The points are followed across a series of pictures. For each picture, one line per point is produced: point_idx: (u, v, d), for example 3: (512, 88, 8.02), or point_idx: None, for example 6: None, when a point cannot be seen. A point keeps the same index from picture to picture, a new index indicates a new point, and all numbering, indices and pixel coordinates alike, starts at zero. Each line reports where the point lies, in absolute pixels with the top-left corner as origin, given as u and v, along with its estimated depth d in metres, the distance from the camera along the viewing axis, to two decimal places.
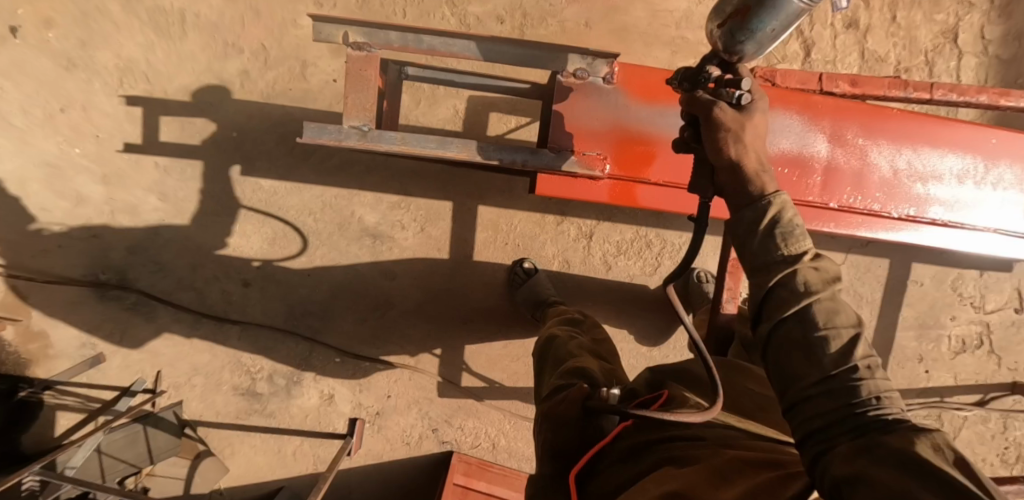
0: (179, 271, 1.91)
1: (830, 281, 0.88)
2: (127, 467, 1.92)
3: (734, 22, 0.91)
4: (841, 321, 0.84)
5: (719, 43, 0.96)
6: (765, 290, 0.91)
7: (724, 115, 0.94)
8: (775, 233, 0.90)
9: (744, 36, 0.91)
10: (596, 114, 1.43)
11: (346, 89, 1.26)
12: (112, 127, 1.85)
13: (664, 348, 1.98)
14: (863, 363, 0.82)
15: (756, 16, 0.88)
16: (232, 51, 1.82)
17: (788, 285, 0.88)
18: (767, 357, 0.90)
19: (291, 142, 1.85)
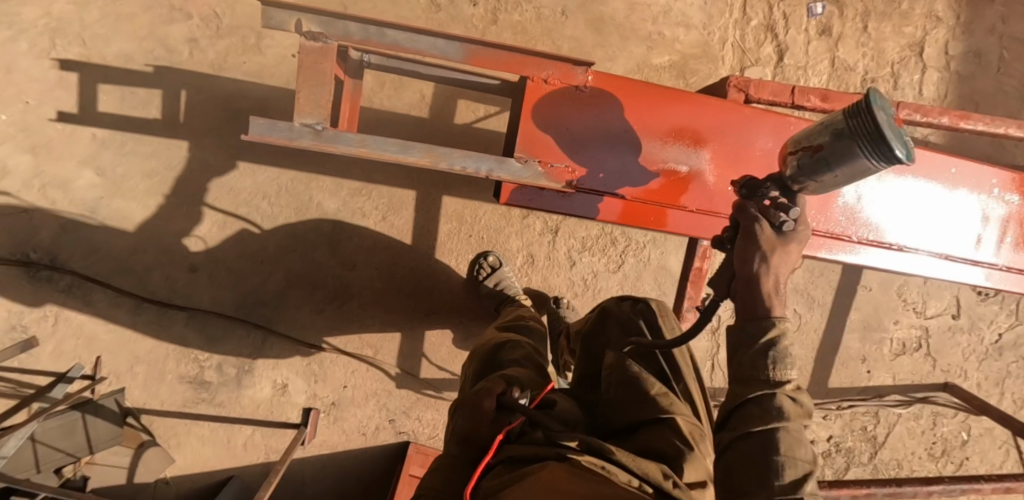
0: (118, 253, 1.79)
1: (803, 416, 0.82)
2: (64, 457, 1.80)
3: (804, 157, 0.84)
4: (798, 449, 0.80)
5: (789, 170, 0.88)
6: (737, 402, 0.85)
7: (763, 235, 0.85)
8: (768, 353, 0.83)
9: (811, 172, 0.85)
10: (567, 123, 1.34)
11: (300, 85, 1.17)
12: (41, 93, 1.68)
13: None
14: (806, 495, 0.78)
15: (825, 158, 0.81)
16: (180, 16, 1.68)
17: (757, 401, 0.83)
18: (721, 468, 0.84)
19: (246, 120, 1.74)
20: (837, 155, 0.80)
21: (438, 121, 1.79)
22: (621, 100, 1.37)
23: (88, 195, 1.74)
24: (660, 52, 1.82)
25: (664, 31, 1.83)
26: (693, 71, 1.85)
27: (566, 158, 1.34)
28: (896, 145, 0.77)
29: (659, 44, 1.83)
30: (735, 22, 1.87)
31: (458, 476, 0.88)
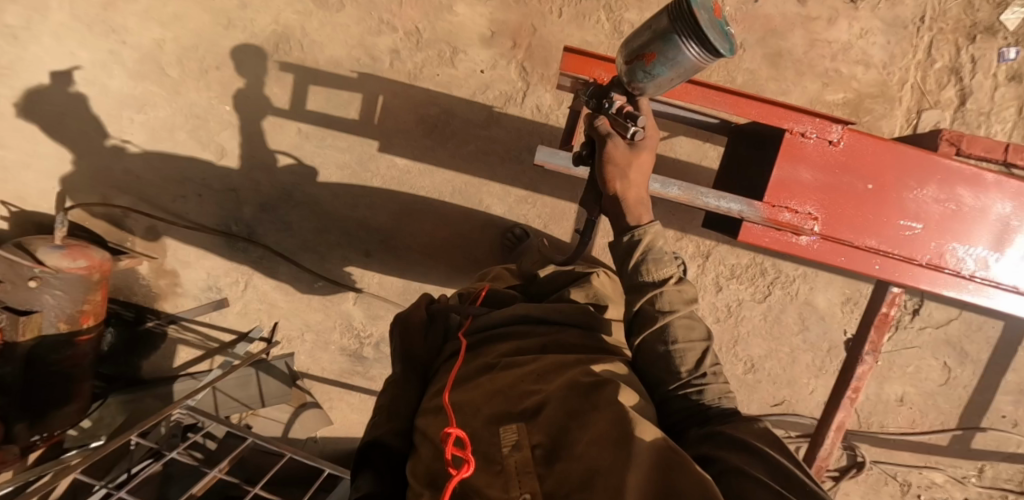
0: (305, 233, 2.01)
1: (687, 302, 1.14)
2: (238, 405, 2.09)
3: (637, 64, 1.03)
4: (690, 339, 1.11)
5: (624, 77, 1.07)
6: (633, 312, 1.16)
7: (615, 150, 1.11)
8: (644, 261, 1.14)
9: (644, 76, 1.03)
10: None
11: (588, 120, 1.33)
12: (261, 89, 1.92)
13: (759, 373, 1.99)
14: (708, 371, 1.09)
15: (655, 64, 0.99)
16: (386, 28, 1.86)
17: (652, 301, 1.13)
18: (637, 363, 1.16)
19: (430, 125, 1.90)
20: (661, 57, 0.98)
21: None
22: None
23: (288, 181, 1.98)
24: (836, 89, 1.84)
25: (843, 68, 1.83)
26: (866, 110, 1.85)
27: None
28: (707, 48, 0.93)
29: (836, 80, 1.84)
30: (919, 63, 1.82)
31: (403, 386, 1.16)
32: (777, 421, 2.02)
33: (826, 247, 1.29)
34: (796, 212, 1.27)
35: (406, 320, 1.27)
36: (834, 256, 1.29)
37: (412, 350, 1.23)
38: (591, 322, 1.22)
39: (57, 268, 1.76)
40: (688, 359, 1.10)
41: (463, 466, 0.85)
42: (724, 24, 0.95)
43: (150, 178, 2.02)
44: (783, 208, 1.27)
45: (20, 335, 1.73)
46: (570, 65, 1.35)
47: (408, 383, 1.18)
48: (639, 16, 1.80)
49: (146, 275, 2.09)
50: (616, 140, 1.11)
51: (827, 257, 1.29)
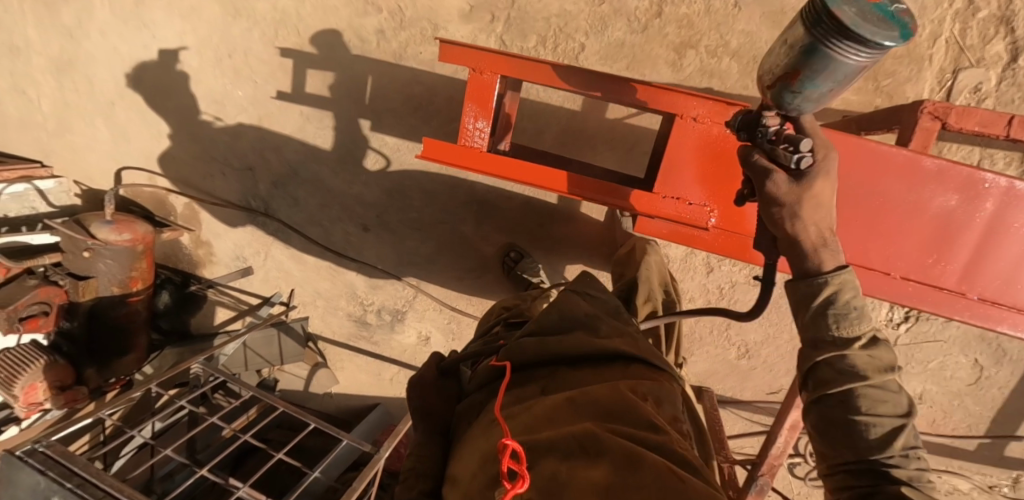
0: (311, 207, 2.17)
1: (884, 369, 0.93)
2: (262, 362, 2.35)
3: (783, 85, 0.94)
4: (889, 407, 0.91)
5: (772, 100, 0.97)
6: (808, 365, 0.97)
7: (777, 188, 0.95)
8: (828, 313, 0.94)
9: (791, 92, 0.93)
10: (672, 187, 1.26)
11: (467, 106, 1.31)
12: (268, 75, 2.06)
13: (753, 361, 1.88)
14: (902, 453, 0.90)
15: (804, 80, 0.90)
16: (371, 9, 1.89)
17: (833, 364, 0.94)
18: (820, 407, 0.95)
19: (417, 103, 1.94)
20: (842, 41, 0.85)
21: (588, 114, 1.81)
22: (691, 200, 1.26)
23: (294, 160, 2.13)
24: None
25: None
26: (887, 73, 1.62)
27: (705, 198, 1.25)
28: (885, 33, 0.83)
29: None
30: (957, 14, 1.55)
31: (431, 448, 1.13)
32: (773, 408, 1.94)
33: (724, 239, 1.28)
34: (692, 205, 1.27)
35: (421, 378, 1.24)
36: (734, 249, 1.28)
37: (428, 405, 1.20)
38: (592, 345, 1.16)
39: (106, 241, 2.04)
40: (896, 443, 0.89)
41: (519, 479, 0.86)
42: (888, 9, 0.86)
43: (184, 159, 2.27)
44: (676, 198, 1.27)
45: (79, 296, 2.04)
46: (451, 55, 1.31)
47: (430, 443, 1.14)
48: None
49: (187, 245, 2.38)
50: (779, 179, 0.96)
51: (728, 250, 1.28)
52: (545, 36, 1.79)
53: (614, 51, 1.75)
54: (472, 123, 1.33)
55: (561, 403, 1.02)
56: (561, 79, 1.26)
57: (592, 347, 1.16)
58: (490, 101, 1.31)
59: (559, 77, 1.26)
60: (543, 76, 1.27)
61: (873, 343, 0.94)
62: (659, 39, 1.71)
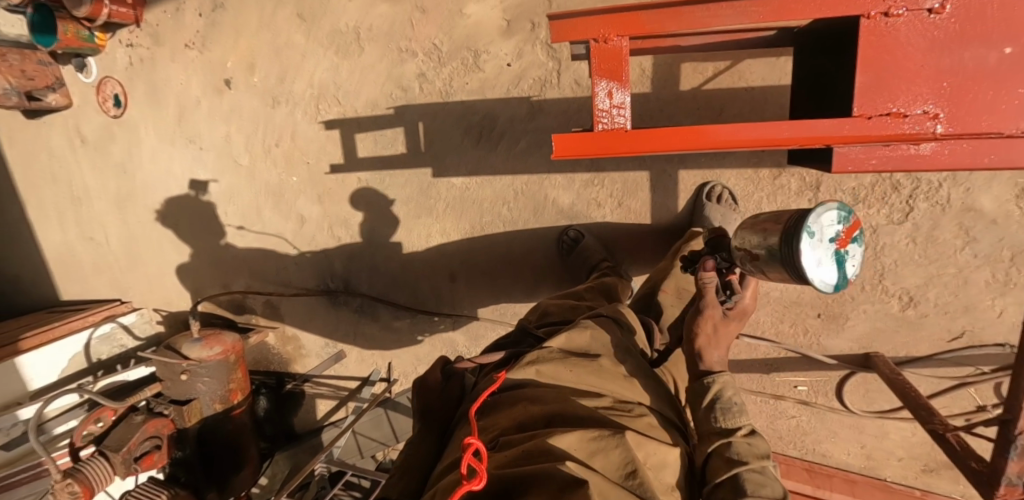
0: (391, 272, 2.08)
1: (761, 456, 0.93)
2: (377, 445, 2.21)
3: (746, 256, 1.07)
4: (743, 445, 0.94)
5: (739, 260, 1.09)
6: (706, 456, 0.99)
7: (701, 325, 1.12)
8: (715, 407, 1.03)
9: (768, 268, 1.02)
10: (881, 102, 0.97)
11: (599, 83, 1.11)
12: (318, 152, 2.02)
13: (922, 306, 1.67)
14: (757, 460, 0.91)
15: (758, 265, 1.04)
16: (408, 55, 1.84)
17: (720, 453, 0.96)
18: None
19: (476, 134, 1.85)
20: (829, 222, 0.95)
21: (660, 93, 1.69)
22: (904, 109, 0.97)
23: (363, 228, 2.06)
24: None
25: None
26: None
27: (924, 101, 0.95)
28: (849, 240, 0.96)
29: None
30: None
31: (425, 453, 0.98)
32: (965, 357, 1.67)
33: (961, 147, 0.97)
34: (908, 117, 0.97)
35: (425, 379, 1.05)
36: (971, 158, 0.97)
37: (428, 409, 1.03)
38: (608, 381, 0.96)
39: (201, 359, 1.98)
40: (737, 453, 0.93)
41: (476, 476, 0.76)
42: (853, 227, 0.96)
43: (255, 258, 2.24)
44: (886, 114, 0.97)
45: (186, 421, 1.97)
46: (565, 30, 1.10)
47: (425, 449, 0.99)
48: None
49: (275, 344, 2.32)
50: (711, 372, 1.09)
51: (965, 160, 0.97)
52: None
53: None
54: (608, 102, 1.13)
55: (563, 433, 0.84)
56: (706, 22, 1.02)
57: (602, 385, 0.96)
58: (624, 71, 1.10)
59: (700, 18, 1.01)
60: (682, 21, 1.03)
61: (752, 435, 0.97)
62: None
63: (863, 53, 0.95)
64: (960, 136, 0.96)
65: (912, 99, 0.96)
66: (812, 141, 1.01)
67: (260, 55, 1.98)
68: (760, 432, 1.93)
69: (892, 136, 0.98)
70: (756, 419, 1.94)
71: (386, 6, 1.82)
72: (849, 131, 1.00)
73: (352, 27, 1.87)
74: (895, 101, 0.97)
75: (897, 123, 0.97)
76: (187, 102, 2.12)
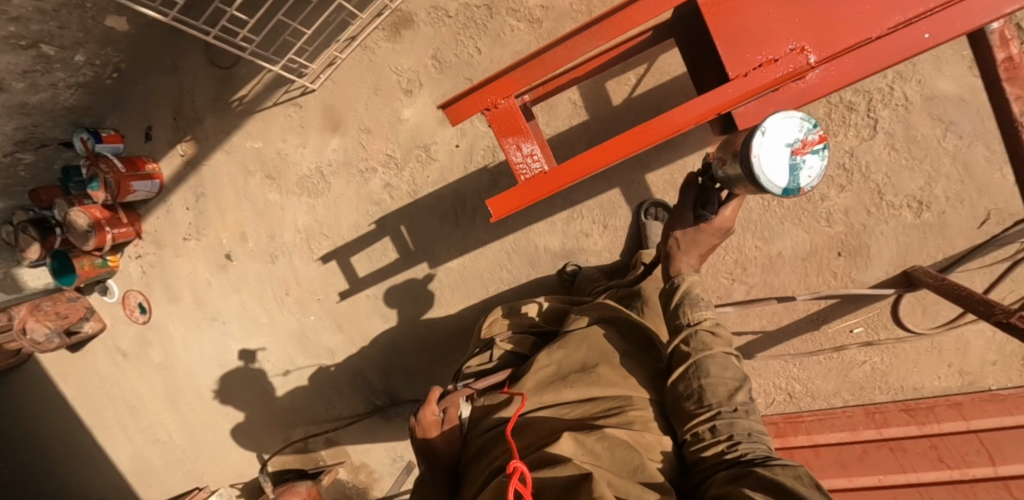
0: (427, 369, 2.13)
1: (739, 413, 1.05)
2: None
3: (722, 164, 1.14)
4: (727, 387, 1.07)
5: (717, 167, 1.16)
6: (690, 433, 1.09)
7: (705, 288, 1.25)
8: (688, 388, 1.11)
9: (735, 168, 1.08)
10: (751, 56, 1.12)
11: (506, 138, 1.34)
12: (324, 286, 2.14)
13: (935, 205, 1.60)
14: (741, 406, 1.05)
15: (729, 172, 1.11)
16: (370, 172, 2.00)
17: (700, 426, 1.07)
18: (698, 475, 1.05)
19: (453, 215, 1.95)
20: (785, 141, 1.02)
21: (600, 114, 1.76)
22: (772, 55, 1.11)
23: (388, 338, 2.13)
24: None
25: None
26: None
27: (786, 43, 1.10)
28: (805, 167, 1.03)
29: None
30: None
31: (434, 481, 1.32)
32: (1009, 236, 1.55)
33: (835, 67, 1.08)
34: (778, 60, 1.10)
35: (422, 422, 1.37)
36: (857, 69, 1.07)
37: (432, 448, 1.35)
38: (603, 390, 1.21)
39: None
40: (722, 396, 1.07)
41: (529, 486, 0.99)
42: (802, 166, 1.03)
43: (303, 403, 2.31)
44: (757, 66, 1.12)
45: None
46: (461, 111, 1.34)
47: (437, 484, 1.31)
48: None
49: (347, 478, 2.35)
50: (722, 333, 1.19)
51: (850, 75, 1.07)
52: None
53: None
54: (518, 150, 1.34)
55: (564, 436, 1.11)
56: (564, 59, 1.23)
57: (597, 391, 1.22)
58: (521, 122, 1.32)
59: (561, 57, 1.24)
60: (548, 66, 1.25)
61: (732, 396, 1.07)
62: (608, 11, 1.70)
63: (717, 24, 1.13)
64: (828, 61, 1.08)
65: (776, 46, 1.11)
66: (701, 118, 1.17)
67: (247, 222, 2.16)
68: (840, 390, 1.81)
69: (772, 81, 1.11)
70: (833, 382, 1.81)
71: (337, 140, 2.01)
72: (735, 89, 1.13)
73: (315, 169, 2.05)
74: (761, 53, 1.11)
75: (770, 70, 1.11)
76: (200, 287, 2.29)
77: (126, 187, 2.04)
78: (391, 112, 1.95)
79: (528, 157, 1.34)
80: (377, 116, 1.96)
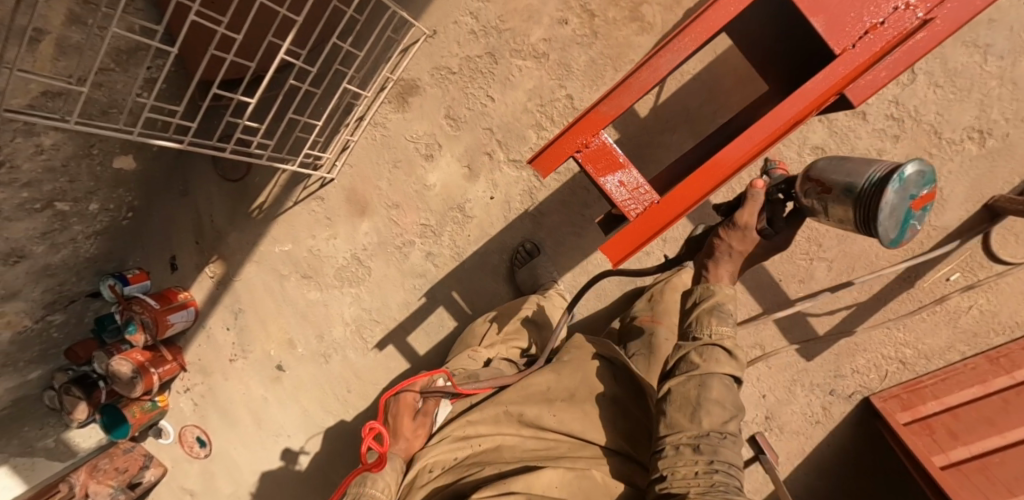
0: None
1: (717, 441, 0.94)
2: None
3: (814, 187, 1.01)
4: (722, 415, 0.95)
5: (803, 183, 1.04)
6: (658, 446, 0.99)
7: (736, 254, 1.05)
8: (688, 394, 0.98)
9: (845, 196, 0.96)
10: (855, 26, 0.99)
11: (606, 180, 1.11)
12: (385, 374, 2.02)
13: (997, 130, 1.54)
14: (729, 436, 0.95)
15: (825, 198, 0.99)
16: (408, 245, 1.94)
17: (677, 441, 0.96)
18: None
19: (504, 267, 1.89)
20: (912, 190, 0.90)
21: (630, 129, 1.72)
22: (875, 19, 0.98)
23: None
24: None
25: None
26: None
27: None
28: (918, 218, 0.94)
29: None
30: None
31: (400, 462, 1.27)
32: None
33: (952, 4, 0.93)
34: (885, 22, 0.97)
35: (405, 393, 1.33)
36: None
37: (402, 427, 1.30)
38: (585, 427, 1.15)
39: None
40: (715, 420, 0.95)
41: None
42: (914, 216, 0.93)
43: None
44: (865, 34, 0.99)
45: None
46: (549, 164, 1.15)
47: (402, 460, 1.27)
48: (544, 27, 1.72)
49: None
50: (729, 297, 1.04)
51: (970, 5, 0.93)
52: (537, 122, 1.78)
53: (595, 73, 1.71)
54: (620, 190, 1.10)
55: (542, 470, 1.06)
56: (652, 81, 1.04)
57: (580, 425, 1.16)
58: (617, 157, 1.10)
59: (646, 78, 1.04)
60: (634, 92, 1.05)
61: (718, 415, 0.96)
62: (613, 27, 1.67)
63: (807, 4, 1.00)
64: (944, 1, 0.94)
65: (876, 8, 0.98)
66: (778, 134, 1.03)
67: (291, 329, 2.07)
68: (957, 343, 1.68)
69: (885, 47, 0.98)
70: (944, 336, 1.69)
71: (367, 222, 1.95)
72: (851, 64, 0.99)
73: (350, 256, 1.98)
74: (864, 21, 0.98)
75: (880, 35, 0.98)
76: (255, 407, 2.16)
77: (164, 322, 1.96)
78: (416, 181, 1.90)
79: (633, 195, 1.10)
80: (403, 188, 1.91)
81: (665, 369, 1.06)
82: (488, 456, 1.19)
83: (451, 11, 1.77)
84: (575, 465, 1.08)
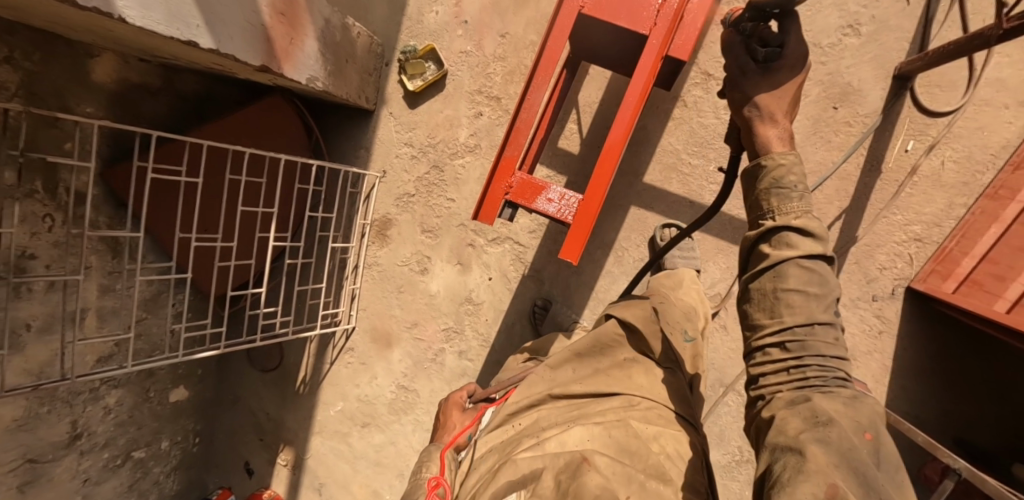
0: None
1: (816, 333, 0.90)
2: None
3: None
4: (806, 304, 0.90)
5: None
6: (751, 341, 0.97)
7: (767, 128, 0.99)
8: (766, 279, 0.94)
9: None
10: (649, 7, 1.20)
11: (535, 203, 1.28)
12: None
13: (864, 20, 1.73)
14: (823, 323, 0.90)
15: None
16: (440, 354, 2.06)
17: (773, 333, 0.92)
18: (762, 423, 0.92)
19: (528, 332, 2.00)
20: None
21: (572, 166, 1.92)
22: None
23: None
24: None
25: None
26: None
27: None
28: None
29: None
30: None
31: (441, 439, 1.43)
32: None
33: None
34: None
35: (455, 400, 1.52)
36: None
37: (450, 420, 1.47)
38: (611, 385, 1.26)
39: None
40: (801, 309, 0.90)
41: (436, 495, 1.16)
42: None
43: None
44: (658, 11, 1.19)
45: None
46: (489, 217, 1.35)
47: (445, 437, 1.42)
48: (466, 125, 2.01)
49: None
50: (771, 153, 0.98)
51: None
52: None
53: None
54: (547, 205, 1.27)
55: (572, 429, 1.14)
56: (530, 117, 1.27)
57: (604, 387, 1.26)
58: (535, 182, 1.29)
59: (525, 118, 1.28)
60: (523, 130, 1.28)
61: (807, 293, 0.90)
62: None
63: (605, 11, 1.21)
64: None
65: None
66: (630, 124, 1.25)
67: (372, 479, 2.13)
68: (955, 198, 1.72)
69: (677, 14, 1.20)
70: (941, 199, 1.73)
71: (397, 350, 2.10)
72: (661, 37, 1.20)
73: (396, 387, 2.11)
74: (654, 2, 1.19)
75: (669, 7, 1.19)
76: None
77: None
78: (422, 295, 2.08)
79: (558, 205, 1.27)
80: (415, 306, 2.08)
81: (743, 260, 1.01)
82: (526, 430, 1.25)
83: (391, 149, 2.07)
84: (607, 418, 1.15)
